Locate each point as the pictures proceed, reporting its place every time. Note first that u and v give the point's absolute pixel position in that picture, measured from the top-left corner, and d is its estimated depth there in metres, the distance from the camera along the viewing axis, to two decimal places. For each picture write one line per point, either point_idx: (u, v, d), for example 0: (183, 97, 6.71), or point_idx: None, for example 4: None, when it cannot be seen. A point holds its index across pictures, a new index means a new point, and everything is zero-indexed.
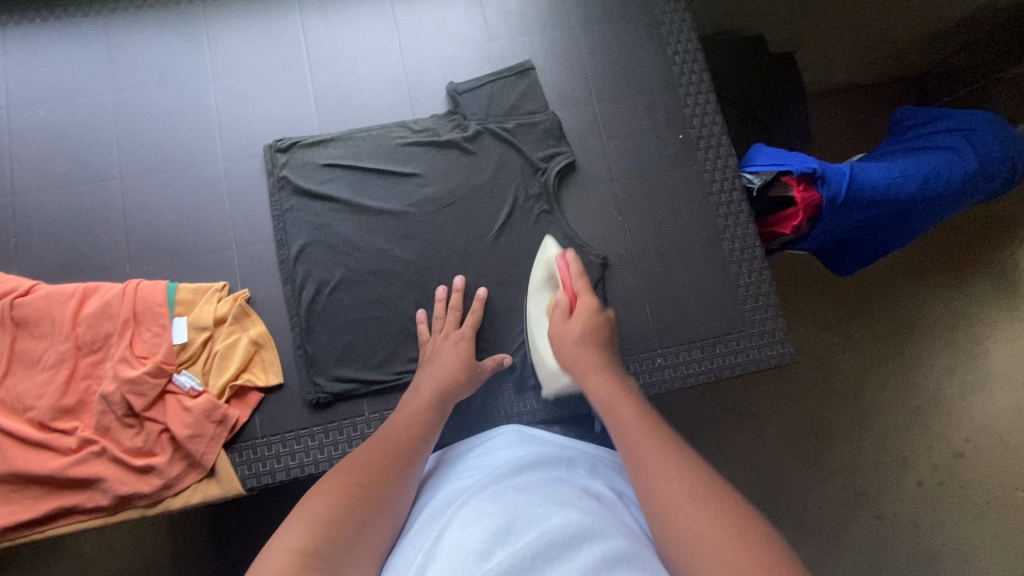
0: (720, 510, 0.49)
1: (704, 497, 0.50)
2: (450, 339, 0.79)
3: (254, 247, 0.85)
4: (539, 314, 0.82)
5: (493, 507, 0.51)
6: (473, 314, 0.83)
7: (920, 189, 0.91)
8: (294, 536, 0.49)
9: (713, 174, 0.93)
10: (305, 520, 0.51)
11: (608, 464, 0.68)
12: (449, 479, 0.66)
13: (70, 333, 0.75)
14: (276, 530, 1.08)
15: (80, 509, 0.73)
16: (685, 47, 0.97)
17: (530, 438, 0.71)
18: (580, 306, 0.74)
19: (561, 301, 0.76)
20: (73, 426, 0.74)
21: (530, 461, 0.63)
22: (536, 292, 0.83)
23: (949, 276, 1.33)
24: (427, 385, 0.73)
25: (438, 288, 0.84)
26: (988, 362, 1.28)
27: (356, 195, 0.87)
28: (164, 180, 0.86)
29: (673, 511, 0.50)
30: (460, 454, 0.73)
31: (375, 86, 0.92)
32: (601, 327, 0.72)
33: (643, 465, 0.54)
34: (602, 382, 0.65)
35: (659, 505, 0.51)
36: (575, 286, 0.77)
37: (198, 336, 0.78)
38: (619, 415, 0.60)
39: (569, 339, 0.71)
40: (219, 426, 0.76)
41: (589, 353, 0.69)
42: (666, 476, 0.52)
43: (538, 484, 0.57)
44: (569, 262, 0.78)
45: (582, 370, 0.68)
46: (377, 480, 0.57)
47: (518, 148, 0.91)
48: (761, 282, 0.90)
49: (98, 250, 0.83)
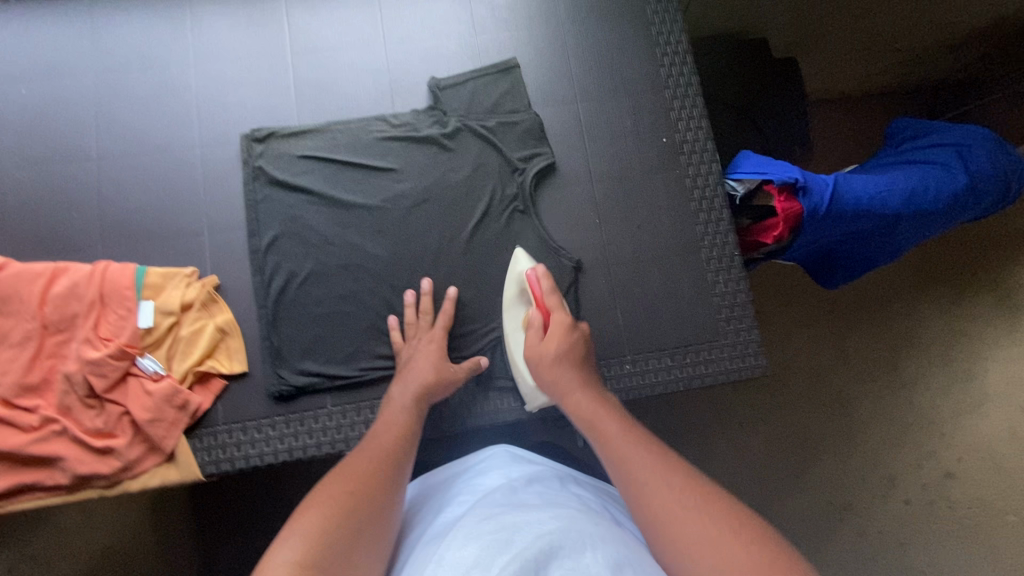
0: (715, 512, 0.50)
1: (692, 497, 0.51)
2: (421, 342, 0.80)
3: (226, 235, 0.85)
4: (513, 330, 0.82)
5: (492, 521, 0.53)
6: (444, 314, 0.82)
7: (907, 204, 0.88)
8: (290, 551, 0.47)
9: (695, 179, 0.91)
10: (301, 534, 0.50)
11: (590, 488, 0.71)
12: (444, 505, 0.66)
13: (37, 312, 0.75)
14: (243, 515, 1.09)
15: (39, 486, 0.73)
16: (674, 49, 0.95)
17: (519, 461, 0.73)
18: (555, 325, 0.74)
19: (534, 318, 0.76)
20: (36, 404, 0.74)
21: (522, 485, 0.65)
22: (510, 308, 0.83)
23: (948, 292, 1.30)
24: (403, 393, 0.73)
25: (407, 293, 0.83)
26: (984, 383, 1.26)
27: (331, 188, 0.86)
28: (141, 163, 0.86)
29: (668, 516, 0.51)
30: (449, 480, 0.74)
31: (356, 77, 0.91)
32: (576, 344, 0.73)
33: (632, 474, 0.55)
34: (583, 402, 0.66)
35: (653, 513, 0.52)
36: (547, 303, 0.76)
37: (164, 321, 0.78)
38: (603, 430, 0.62)
39: (548, 361, 0.71)
40: (179, 412, 0.77)
41: (567, 372, 0.70)
42: (657, 485, 0.53)
43: (531, 501, 0.60)
44: (541, 278, 0.78)
45: (562, 389, 0.69)
46: (371, 485, 0.57)
47: (497, 147, 0.90)
48: (737, 292, 0.88)
49: (72, 230, 0.83)
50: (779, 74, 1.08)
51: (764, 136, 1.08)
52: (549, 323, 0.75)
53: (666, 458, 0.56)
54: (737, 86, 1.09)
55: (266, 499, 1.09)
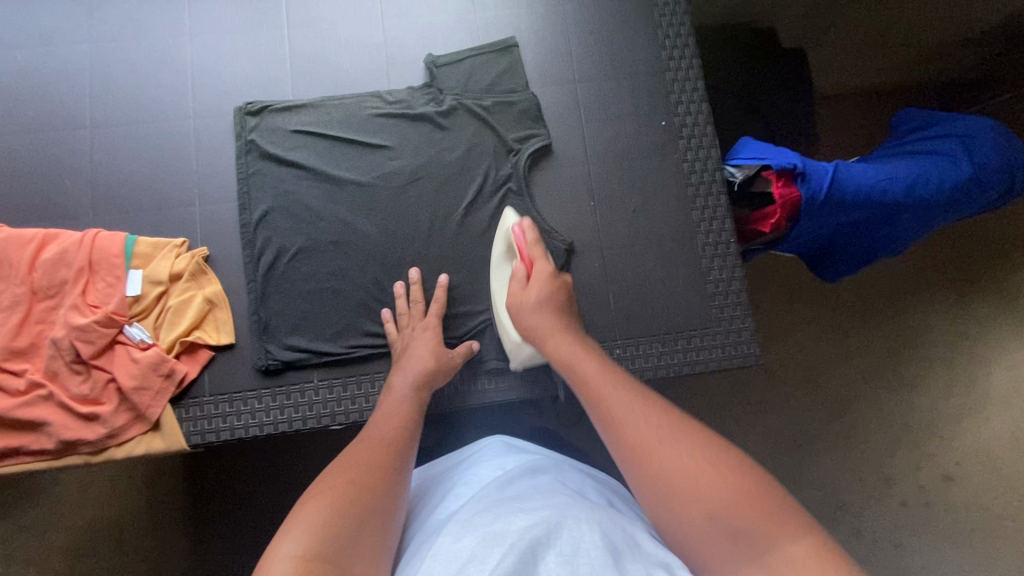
0: (690, 441, 0.52)
1: (669, 432, 0.53)
2: (417, 331, 0.79)
3: (217, 207, 0.85)
4: (499, 285, 0.82)
5: (489, 513, 0.52)
6: (437, 301, 0.82)
7: (908, 194, 0.86)
8: (294, 543, 0.46)
9: (694, 164, 0.90)
10: (304, 526, 0.48)
11: (588, 476, 0.70)
12: (442, 496, 0.65)
13: (26, 277, 0.76)
14: (231, 491, 1.09)
15: (25, 450, 0.74)
16: (676, 31, 0.93)
17: (513, 450, 0.72)
18: (537, 274, 0.74)
19: (517, 269, 0.77)
20: (24, 368, 0.74)
21: (519, 475, 0.64)
22: (496, 265, 0.82)
23: (953, 291, 1.28)
24: (403, 379, 0.73)
25: (396, 285, 0.83)
26: (987, 386, 1.24)
27: (323, 164, 0.86)
28: (133, 133, 0.86)
29: (643, 444, 0.53)
30: (444, 473, 0.73)
31: (352, 52, 0.90)
32: (558, 292, 0.73)
33: (610, 412, 0.57)
34: (563, 345, 0.68)
35: (631, 446, 0.53)
36: (531, 253, 0.77)
37: (153, 290, 0.78)
38: (581, 373, 0.63)
39: (529, 308, 0.72)
40: (166, 380, 0.77)
41: (547, 317, 0.71)
42: (635, 423, 0.55)
43: (528, 490, 0.58)
44: (525, 230, 0.78)
45: (542, 333, 0.70)
46: (369, 474, 0.57)
47: (492, 127, 0.89)
48: (732, 279, 0.87)
49: (64, 198, 0.84)
50: (787, 62, 1.05)
51: (767, 125, 1.05)
52: (531, 272, 0.76)
53: (643, 396, 0.58)
54: (740, 73, 1.06)
55: (255, 475, 1.09)
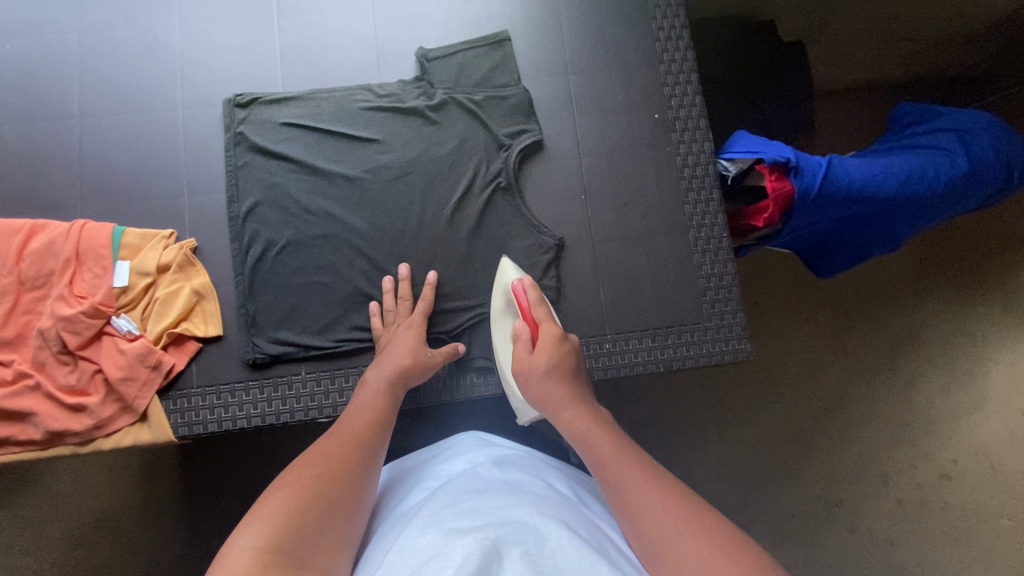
0: (709, 534, 0.49)
1: (689, 523, 0.50)
2: (401, 327, 0.79)
3: (206, 200, 0.84)
4: (501, 341, 0.81)
5: (454, 509, 0.52)
6: (424, 300, 0.82)
7: (902, 188, 0.86)
8: (253, 535, 0.47)
9: (686, 158, 0.89)
10: (265, 519, 0.50)
11: (555, 471, 0.71)
12: (411, 488, 0.66)
13: (13, 268, 0.76)
14: (223, 483, 1.09)
15: (12, 440, 0.74)
16: (670, 23, 0.92)
17: (487, 446, 0.72)
18: (543, 337, 0.72)
19: (522, 331, 0.74)
20: (11, 358, 0.75)
21: (486, 469, 0.65)
22: (498, 320, 0.82)
23: (951, 288, 1.27)
24: (378, 375, 0.73)
25: (384, 279, 0.83)
26: (985, 384, 1.23)
27: (313, 157, 0.85)
28: (123, 124, 0.85)
29: (656, 527, 0.50)
30: (415, 468, 0.73)
31: (343, 42, 0.90)
32: (565, 357, 0.70)
33: (626, 494, 0.54)
34: (579, 418, 0.64)
35: (647, 534, 0.50)
36: (535, 314, 0.75)
37: (140, 281, 0.78)
38: (597, 447, 0.60)
39: (536, 375, 0.68)
40: (153, 371, 0.77)
41: (557, 388, 0.67)
42: (651, 509, 0.52)
43: (496, 486, 0.59)
44: (528, 288, 0.77)
45: (555, 404, 0.66)
46: (337, 469, 0.57)
47: (483, 120, 0.88)
48: (724, 274, 0.86)
49: (53, 188, 0.83)
50: (785, 56, 1.04)
51: (764, 119, 1.04)
52: (537, 334, 0.73)
53: (659, 480, 0.55)
54: (736, 68, 1.05)
55: (248, 467, 1.09)
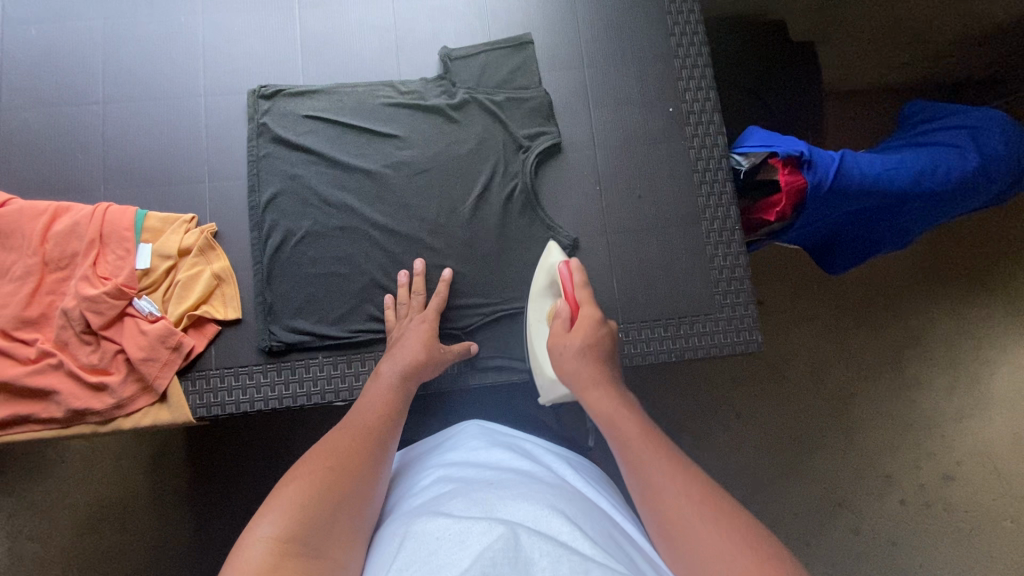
0: (731, 524, 0.48)
1: (714, 517, 0.49)
2: (413, 322, 0.80)
3: (226, 185, 0.86)
4: (536, 322, 0.80)
5: (464, 497, 0.53)
6: (438, 294, 0.83)
7: (914, 183, 0.86)
8: (269, 526, 0.48)
9: (700, 151, 0.90)
10: (280, 510, 0.50)
11: (560, 459, 0.73)
12: (419, 474, 0.67)
13: (38, 249, 0.77)
14: (234, 469, 1.10)
15: (34, 418, 0.75)
16: (686, 19, 0.93)
17: (490, 433, 0.73)
18: (581, 318, 0.72)
19: (562, 309, 0.74)
20: (35, 337, 0.76)
21: (493, 459, 0.65)
22: (536, 300, 0.81)
23: (959, 290, 1.28)
24: (393, 366, 0.74)
25: (399, 273, 0.84)
26: (990, 386, 1.24)
27: (333, 149, 0.86)
28: (146, 109, 0.87)
29: (675, 512, 0.50)
30: (425, 453, 0.74)
31: (363, 33, 0.91)
32: (600, 341, 0.70)
33: (648, 480, 0.54)
34: (605, 400, 0.64)
35: (669, 523, 0.50)
36: (576, 296, 0.75)
37: (162, 264, 0.79)
38: (621, 430, 0.60)
39: (570, 353, 0.69)
40: (173, 353, 0.78)
41: (590, 367, 0.67)
42: (673, 496, 0.51)
43: (507, 475, 0.60)
44: (574, 271, 0.77)
45: (581, 383, 0.67)
46: (349, 461, 0.58)
47: (503, 121, 0.89)
48: (736, 266, 0.87)
49: (77, 171, 0.85)
50: (799, 55, 1.05)
51: (776, 117, 1.04)
52: (577, 316, 0.73)
53: (682, 467, 0.54)
54: (751, 68, 1.06)
55: (259, 454, 1.11)
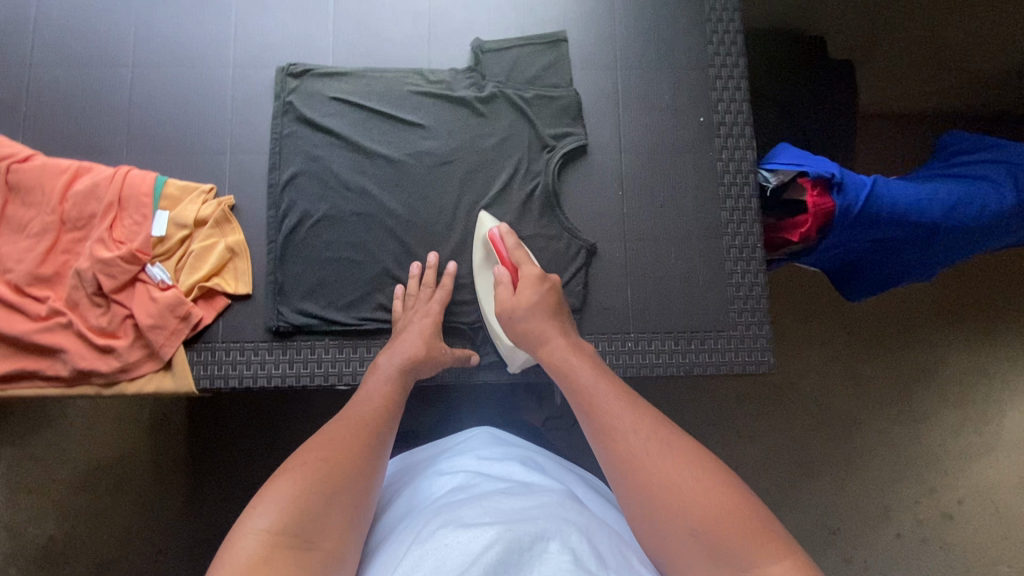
0: (688, 462, 0.53)
1: (665, 451, 0.53)
2: (416, 315, 0.79)
3: (247, 160, 0.85)
4: (486, 294, 0.81)
5: (475, 504, 0.52)
6: (445, 288, 0.81)
7: (947, 217, 0.84)
8: (263, 518, 0.48)
9: (728, 164, 0.88)
10: (274, 502, 0.50)
11: (569, 474, 0.72)
12: (424, 481, 0.66)
13: (57, 207, 0.78)
14: (233, 443, 1.11)
15: (40, 375, 0.75)
16: (726, 27, 0.91)
17: (500, 444, 0.72)
18: (523, 276, 0.73)
19: (502, 274, 0.75)
20: (46, 295, 0.76)
21: (506, 471, 0.64)
22: (479, 272, 0.82)
23: (977, 327, 1.24)
24: (394, 358, 0.73)
25: (412, 265, 0.83)
26: (999, 428, 1.21)
27: (357, 134, 0.85)
28: (173, 77, 0.87)
29: (626, 446, 0.54)
30: (426, 460, 0.73)
31: (396, 16, 0.90)
32: (547, 295, 0.72)
33: (603, 422, 0.57)
34: (561, 350, 0.67)
35: (625, 461, 0.54)
36: (514, 258, 0.76)
37: (178, 233, 0.79)
38: (576, 378, 0.63)
39: (521, 309, 0.71)
40: (181, 322, 0.78)
41: (541, 322, 0.70)
42: (628, 434, 0.55)
43: (515, 487, 0.59)
44: (505, 235, 0.78)
45: (537, 338, 0.69)
46: (347, 451, 0.57)
47: (530, 120, 0.87)
48: (754, 284, 0.86)
49: (101, 133, 0.85)
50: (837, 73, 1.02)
51: (808, 135, 1.02)
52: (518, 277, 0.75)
53: (634, 406, 0.58)
54: (786, 84, 1.03)
55: (259, 431, 1.11)
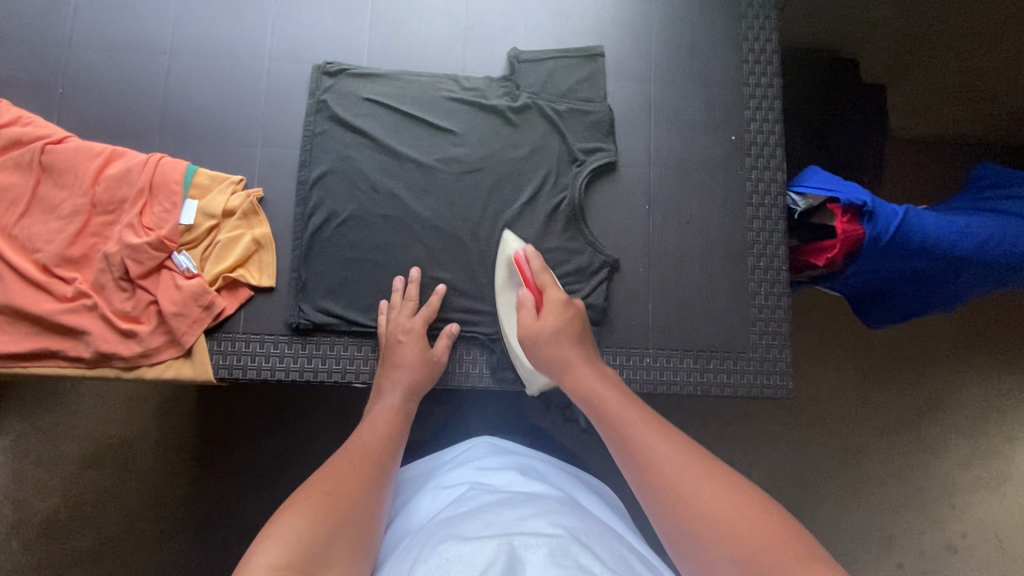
0: (717, 483, 0.53)
1: (696, 470, 0.54)
2: (397, 331, 0.78)
3: (277, 155, 0.86)
4: (506, 312, 0.82)
5: (474, 517, 0.51)
6: (429, 306, 0.81)
7: (978, 251, 0.83)
8: (268, 554, 0.45)
9: (757, 186, 0.88)
10: (278, 539, 0.47)
11: (573, 481, 0.72)
12: (425, 497, 0.66)
13: (89, 190, 0.78)
14: (242, 432, 1.11)
15: (62, 355, 0.76)
16: (762, 47, 0.91)
17: (500, 454, 0.72)
18: (549, 302, 0.75)
19: (527, 298, 0.77)
20: (73, 276, 0.77)
21: (505, 482, 0.64)
22: (501, 292, 0.82)
23: (994, 361, 1.23)
24: (394, 390, 0.75)
25: (395, 280, 0.82)
26: (1009, 464, 1.20)
27: (388, 136, 0.86)
28: (209, 67, 0.87)
29: (655, 467, 0.55)
30: (427, 473, 0.73)
31: (433, 18, 0.90)
32: (572, 319, 0.74)
33: (632, 445, 0.58)
34: (587, 377, 0.68)
35: (654, 483, 0.55)
36: (540, 281, 0.77)
37: (205, 223, 0.80)
38: (601, 401, 0.65)
39: (547, 335, 0.72)
40: (204, 311, 0.78)
41: (567, 347, 0.71)
42: (655, 454, 0.56)
43: (514, 496, 0.58)
44: (530, 258, 0.79)
45: (564, 363, 0.71)
46: (348, 485, 0.58)
47: (562, 133, 0.87)
48: (776, 307, 0.85)
49: (134, 119, 0.86)
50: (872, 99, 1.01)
51: (839, 160, 1.01)
52: (543, 300, 0.76)
53: (660, 428, 0.59)
54: (819, 107, 1.02)
55: (270, 422, 1.12)
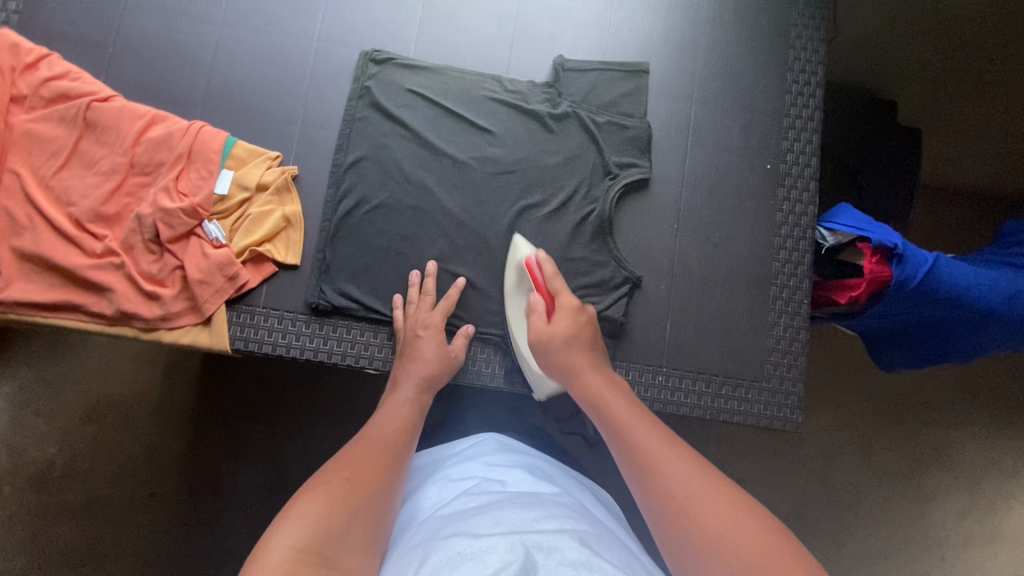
0: (719, 492, 0.51)
1: (699, 480, 0.52)
2: (416, 324, 0.79)
3: (316, 136, 0.86)
4: (516, 316, 0.82)
5: (486, 515, 0.51)
6: (448, 300, 0.81)
7: (1003, 307, 0.81)
8: (286, 536, 0.46)
9: (787, 217, 0.87)
10: (298, 521, 0.48)
11: (576, 485, 0.72)
12: (431, 487, 0.66)
13: (128, 150, 0.79)
14: (247, 405, 1.12)
15: (85, 309, 0.77)
16: (807, 79, 0.90)
17: (507, 452, 0.72)
18: (560, 307, 0.75)
19: (538, 303, 0.76)
20: (104, 234, 0.78)
21: (513, 479, 0.64)
22: (511, 296, 0.82)
23: (1001, 419, 1.22)
24: (409, 382, 0.75)
25: (411, 274, 0.83)
26: (1004, 522, 1.18)
27: (426, 129, 0.86)
28: (258, 42, 0.88)
29: (658, 475, 0.54)
30: (433, 465, 0.73)
31: (483, 17, 0.91)
32: (583, 326, 0.74)
33: (635, 453, 0.57)
34: (595, 383, 0.68)
35: (655, 491, 0.53)
36: (552, 287, 0.76)
37: (238, 195, 0.81)
38: (608, 410, 0.64)
39: (558, 341, 0.72)
40: (228, 282, 0.79)
41: (577, 353, 0.71)
42: (658, 461, 0.55)
43: (525, 496, 0.58)
44: (541, 262, 0.78)
45: (573, 369, 0.70)
46: (364, 472, 0.58)
47: (599, 146, 0.87)
48: (795, 339, 0.85)
49: (180, 85, 0.87)
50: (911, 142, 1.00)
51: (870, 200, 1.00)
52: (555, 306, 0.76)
53: (667, 438, 0.58)
54: (856, 146, 1.01)
55: (275, 398, 1.12)
